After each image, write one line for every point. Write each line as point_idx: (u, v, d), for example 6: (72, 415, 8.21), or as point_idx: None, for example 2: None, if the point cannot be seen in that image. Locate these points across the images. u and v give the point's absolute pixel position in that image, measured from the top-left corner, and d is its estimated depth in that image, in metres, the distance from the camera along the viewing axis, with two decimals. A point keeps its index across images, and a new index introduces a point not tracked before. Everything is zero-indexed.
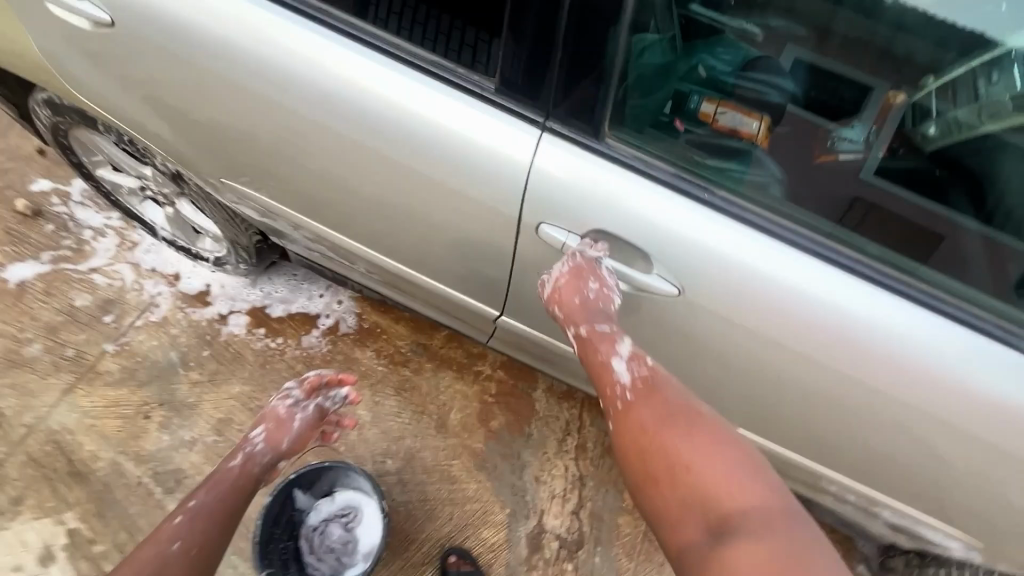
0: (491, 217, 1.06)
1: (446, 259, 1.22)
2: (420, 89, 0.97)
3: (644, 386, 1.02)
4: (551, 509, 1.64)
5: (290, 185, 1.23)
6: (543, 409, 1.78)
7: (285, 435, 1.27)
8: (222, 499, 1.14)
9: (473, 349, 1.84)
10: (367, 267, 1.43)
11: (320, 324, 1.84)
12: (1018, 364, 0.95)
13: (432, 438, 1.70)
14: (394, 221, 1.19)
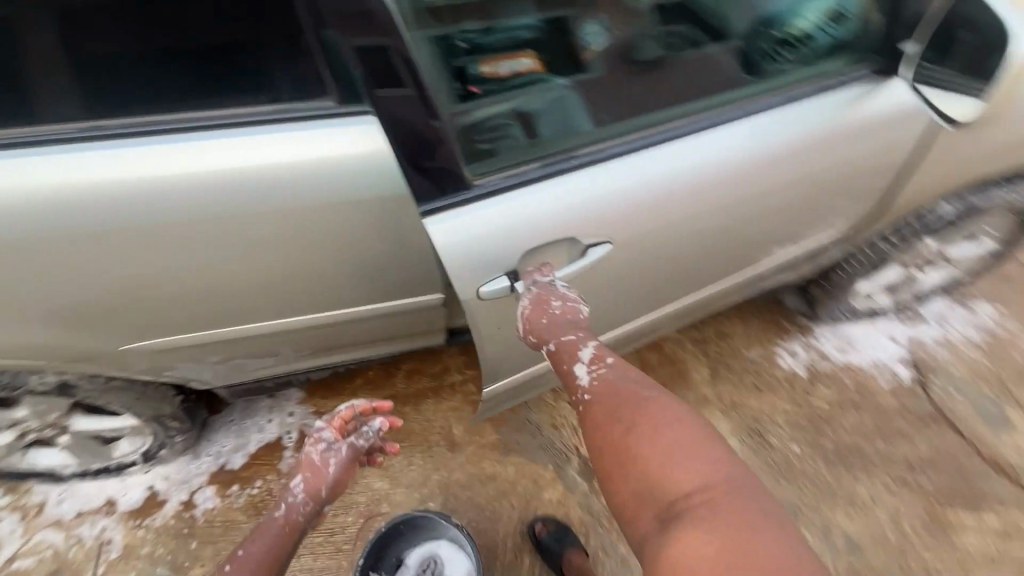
0: (393, 225, 1.13)
1: (370, 294, 1.28)
2: (278, 138, 0.98)
3: (604, 385, 1.00)
4: (580, 439, 1.78)
5: (195, 312, 1.19)
6: None
7: (324, 483, 1.12)
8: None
9: (435, 370, 1.92)
10: (300, 349, 1.42)
11: (287, 443, 1.78)
12: (797, 111, 1.21)
13: (453, 459, 1.75)
14: (308, 283, 1.21)
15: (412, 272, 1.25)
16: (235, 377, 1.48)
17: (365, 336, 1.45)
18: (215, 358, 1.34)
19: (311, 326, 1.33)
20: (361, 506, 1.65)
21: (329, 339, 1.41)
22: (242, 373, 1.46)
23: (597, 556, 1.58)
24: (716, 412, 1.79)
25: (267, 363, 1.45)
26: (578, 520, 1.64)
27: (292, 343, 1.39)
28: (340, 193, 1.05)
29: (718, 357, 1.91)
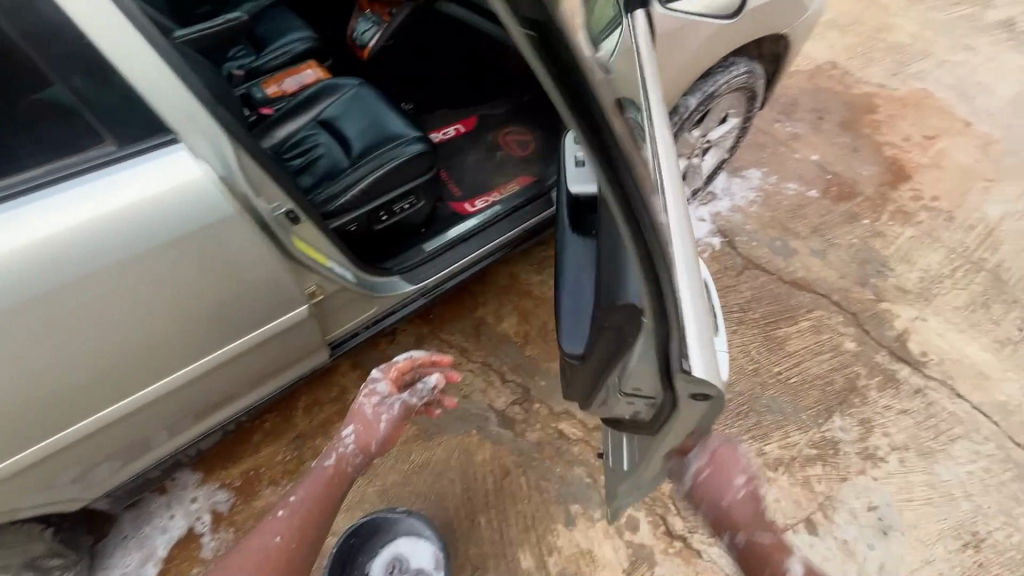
0: (223, 261, 1.14)
1: (228, 336, 1.27)
2: (66, 202, 0.97)
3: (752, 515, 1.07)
4: (492, 397, 1.91)
5: (32, 421, 1.09)
6: None
7: (371, 439, 1.28)
8: (279, 548, 1.15)
9: (332, 395, 1.90)
10: (173, 421, 1.36)
11: (201, 529, 1.65)
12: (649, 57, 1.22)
13: (382, 466, 1.76)
14: (155, 348, 1.17)
15: (264, 301, 1.26)
16: (106, 483, 1.36)
17: (239, 381, 1.41)
18: (78, 466, 1.25)
19: (175, 392, 1.28)
20: None
21: (202, 398, 1.37)
22: (116, 474, 1.36)
23: (541, 485, 1.72)
24: None
25: (141, 452, 1.36)
26: (514, 465, 1.77)
27: (161, 418, 1.33)
28: (151, 244, 1.04)
29: None
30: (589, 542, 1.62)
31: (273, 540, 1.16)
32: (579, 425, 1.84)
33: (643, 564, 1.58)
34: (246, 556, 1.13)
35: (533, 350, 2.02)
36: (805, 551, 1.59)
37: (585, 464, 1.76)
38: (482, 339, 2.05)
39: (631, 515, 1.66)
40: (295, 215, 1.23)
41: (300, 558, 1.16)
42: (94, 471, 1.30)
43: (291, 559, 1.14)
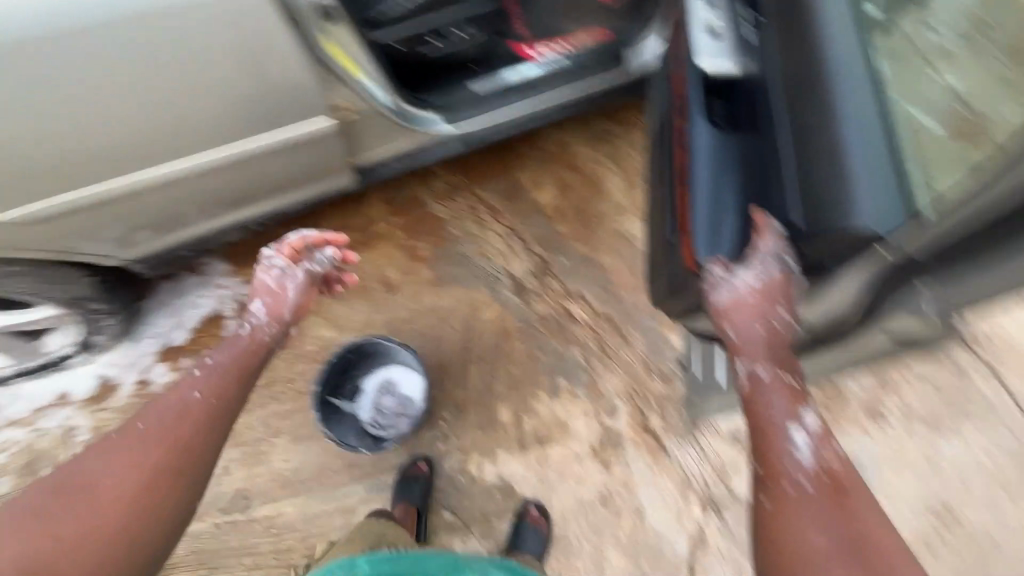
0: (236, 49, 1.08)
1: (248, 134, 1.27)
2: None
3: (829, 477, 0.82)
4: (510, 262, 1.89)
5: (54, 177, 1.15)
6: (446, 212, 1.96)
7: (284, 307, 1.18)
8: (194, 405, 0.99)
9: (359, 224, 1.93)
10: (201, 206, 1.43)
11: (226, 312, 1.81)
12: None
13: (393, 299, 1.84)
14: (173, 131, 1.17)
15: (283, 101, 1.21)
16: (142, 252, 1.50)
17: (263, 183, 1.44)
18: (117, 228, 1.36)
19: (199, 179, 1.33)
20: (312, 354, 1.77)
21: (227, 191, 1.41)
22: (149, 244, 1.48)
23: (535, 354, 1.77)
24: (631, 219, 1.93)
25: (173, 228, 1.47)
26: (516, 329, 1.80)
27: (190, 201, 1.39)
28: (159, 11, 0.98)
29: (631, 168, 2.00)
30: (566, 414, 1.70)
31: (186, 398, 0.99)
32: (587, 310, 1.82)
33: (611, 446, 1.66)
34: (150, 419, 0.96)
35: (564, 227, 1.94)
36: None
37: (582, 346, 1.77)
38: (515, 202, 1.98)
39: (613, 402, 1.71)
40: (326, 14, 1.12)
41: (216, 421, 0.99)
42: (128, 235, 1.41)
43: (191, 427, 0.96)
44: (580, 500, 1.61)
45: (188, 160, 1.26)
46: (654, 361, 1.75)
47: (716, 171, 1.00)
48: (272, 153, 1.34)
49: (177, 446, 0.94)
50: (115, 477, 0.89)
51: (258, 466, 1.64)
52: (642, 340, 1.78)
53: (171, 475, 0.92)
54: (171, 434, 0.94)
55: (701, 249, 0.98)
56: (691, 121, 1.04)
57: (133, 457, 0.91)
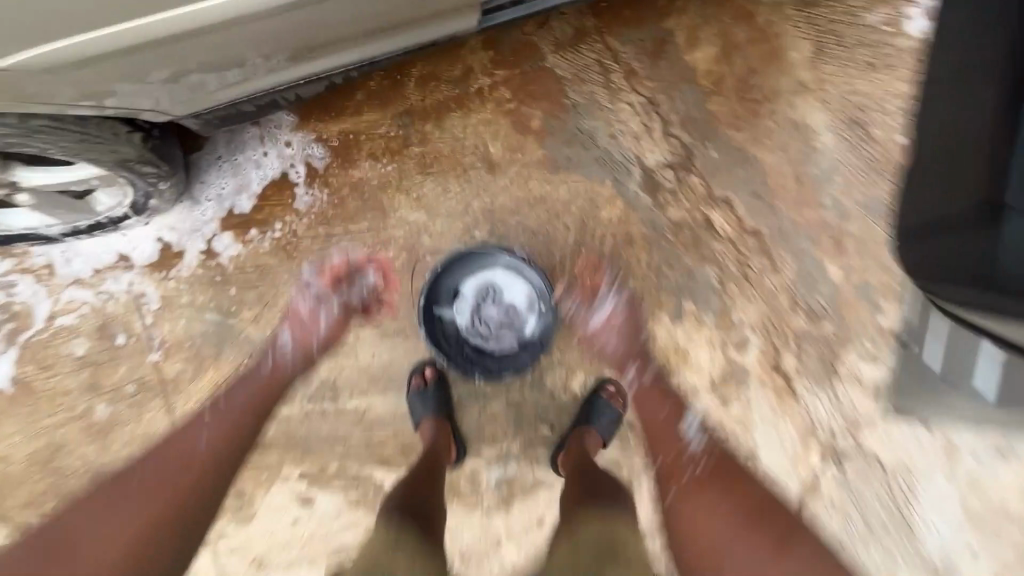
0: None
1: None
2: None
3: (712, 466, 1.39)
4: (644, 148, 1.49)
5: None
6: (568, 70, 1.50)
7: (313, 335, 1.46)
8: (207, 450, 1.37)
9: (454, 76, 1.50)
10: (276, 43, 1.01)
11: (296, 178, 1.52)
12: None
13: (495, 183, 1.50)
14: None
15: None
16: (199, 103, 1.11)
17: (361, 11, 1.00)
18: (166, 67, 0.95)
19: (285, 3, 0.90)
20: (399, 241, 1.51)
21: (315, 21, 0.99)
22: (209, 93, 1.08)
23: (661, 268, 1.48)
24: (808, 104, 1.48)
25: (237, 72, 1.05)
26: (642, 236, 1.49)
27: (264, 35, 0.97)
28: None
29: (825, 28, 1.48)
30: (687, 342, 1.48)
31: (192, 440, 1.38)
32: (732, 221, 1.48)
33: (733, 383, 1.48)
34: (228, 448, 1.37)
35: (719, 106, 1.49)
36: (905, 435, 1.45)
37: (718, 266, 1.48)
38: (660, 64, 1.49)
39: (745, 335, 1.47)
40: None
41: (239, 427, 1.39)
42: (183, 79, 1.01)
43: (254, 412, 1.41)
44: (690, 433, 1.48)
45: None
46: (802, 293, 1.47)
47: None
48: None
49: (241, 419, 1.40)
50: (145, 507, 1.29)
51: (345, 359, 1.51)
52: (793, 267, 1.47)
53: (222, 449, 1.37)
54: (213, 430, 1.38)
55: None
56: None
57: (135, 512, 1.29)
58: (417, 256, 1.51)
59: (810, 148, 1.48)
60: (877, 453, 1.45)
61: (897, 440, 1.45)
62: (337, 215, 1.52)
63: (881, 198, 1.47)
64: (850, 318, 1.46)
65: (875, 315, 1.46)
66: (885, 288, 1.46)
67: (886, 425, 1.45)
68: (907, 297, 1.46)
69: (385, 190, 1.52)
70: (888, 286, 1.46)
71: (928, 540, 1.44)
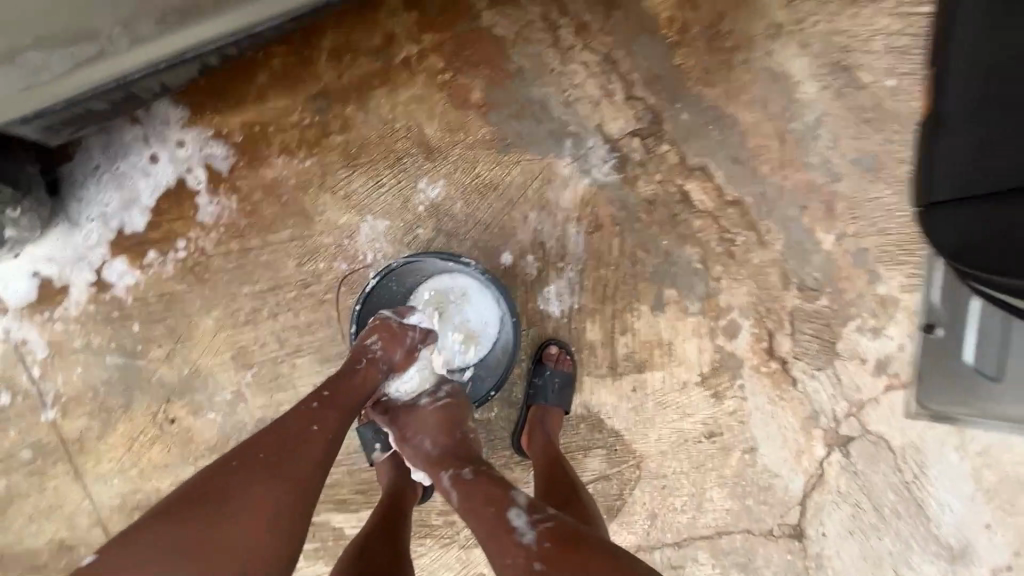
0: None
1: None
2: None
3: (473, 490, 0.96)
4: (605, 115, 1.29)
5: None
6: (508, 27, 1.27)
7: (398, 349, 1.09)
8: (311, 450, 0.89)
9: (373, 45, 1.26)
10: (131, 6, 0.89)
11: (194, 185, 1.26)
12: None
13: (436, 171, 1.28)
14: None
15: None
16: (50, 94, 0.99)
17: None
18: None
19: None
20: (329, 250, 1.28)
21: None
22: (62, 71, 0.94)
23: (637, 253, 1.30)
24: (788, 51, 1.29)
25: (89, 47, 0.93)
26: (611, 218, 1.29)
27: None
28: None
29: None
30: (671, 334, 1.31)
31: (305, 431, 0.91)
32: (711, 193, 1.30)
33: (725, 374, 1.32)
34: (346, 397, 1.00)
35: (684, 61, 1.29)
36: (913, 412, 1.32)
37: (699, 247, 1.30)
38: (614, 13, 1.28)
39: (734, 320, 1.31)
40: None
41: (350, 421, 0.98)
42: (23, 58, 0.87)
43: (339, 433, 0.94)
44: (682, 435, 1.32)
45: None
46: (794, 268, 1.30)
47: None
48: None
49: (331, 426, 0.94)
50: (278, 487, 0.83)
51: (279, 393, 1.29)
52: (781, 239, 1.30)
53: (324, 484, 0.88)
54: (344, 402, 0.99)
55: None
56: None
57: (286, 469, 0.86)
58: (352, 266, 1.28)
59: (791, 101, 1.30)
60: (884, 435, 1.32)
61: (905, 418, 1.32)
62: (251, 224, 1.28)
63: (873, 152, 1.30)
64: (847, 289, 1.31)
65: (874, 284, 1.31)
66: (882, 253, 1.30)
67: (891, 403, 1.32)
68: (908, 261, 1.30)
69: (306, 191, 1.28)
70: (887, 251, 1.30)
71: (942, 521, 1.33)
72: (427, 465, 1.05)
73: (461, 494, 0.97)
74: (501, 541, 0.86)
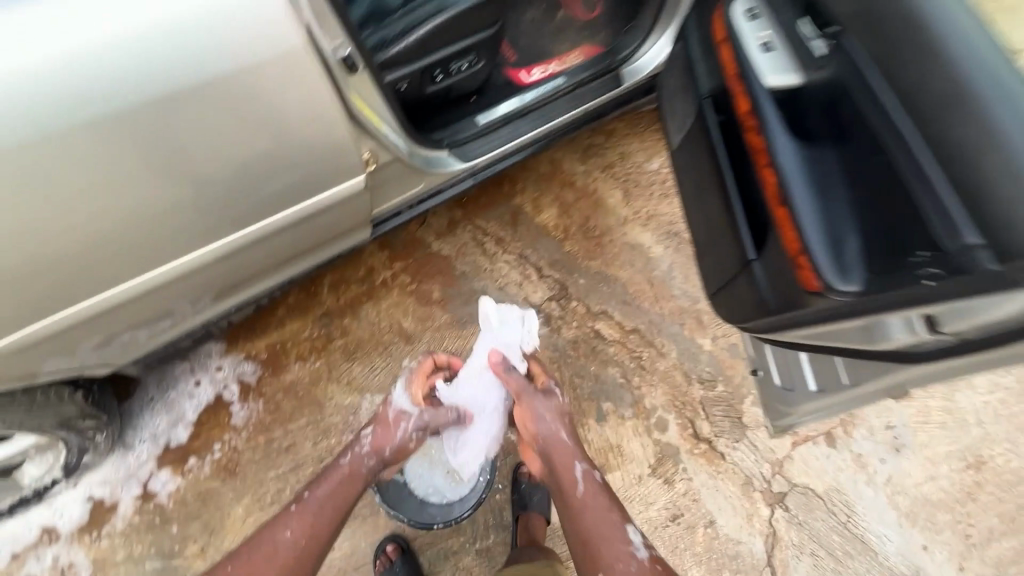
0: (248, 106, 0.88)
1: (266, 210, 1.09)
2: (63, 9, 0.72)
3: (590, 495, 1.20)
4: (527, 290, 1.84)
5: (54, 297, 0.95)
6: (451, 248, 1.87)
7: (389, 443, 1.28)
8: (290, 546, 1.11)
9: (359, 275, 1.80)
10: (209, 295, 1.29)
11: (229, 397, 1.63)
12: None
13: (415, 351, 1.73)
14: (163, 207, 0.94)
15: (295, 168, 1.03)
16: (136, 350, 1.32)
17: (259, 260, 1.27)
18: (103, 335, 1.15)
19: (216, 270, 1.19)
20: (338, 426, 1.62)
21: (228, 272, 1.25)
22: (144, 337, 1.29)
23: (574, 380, 1.71)
24: (637, 229, 1.95)
25: (167, 319, 1.29)
26: (549, 359, 1.74)
27: (185, 293, 1.21)
28: (141, 55, 0.76)
29: (626, 179, 2.02)
30: (617, 438, 1.66)
31: (284, 528, 1.14)
32: (615, 327, 1.80)
33: (669, 461, 1.64)
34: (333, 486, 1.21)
35: (572, 247, 1.91)
36: (821, 460, 1.65)
37: (618, 366, 1.75)
38: (519, 227, 1.93)
39: (661, 416, 1.69)
40: (353, 62, 0.98)
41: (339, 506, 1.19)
42: (117, 340, 1.22)
43: (322, 527, 1.15)
44: (651, 523, 1.57)
45: (195, 252, 1.08)
46: (691, 368, 1.75)
47: (819, 191, 0.83)
48: (275, 235, 1.19)
49: (317, 517, 1.15)
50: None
51: None
52: (674, 349, 1.78)
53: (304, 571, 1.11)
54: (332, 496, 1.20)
55: (824, 280, 0.80)
56: (768, 140, 0.90)
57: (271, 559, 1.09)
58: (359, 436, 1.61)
59: (649, 259, 1.91)
60: (808, 485, 1.62)
61: (818, 467, 1.64)
62: (274, 419, 1.62)
63: None
64: (734, 375, 1.75)
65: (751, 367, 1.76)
66: None
67: (803, 457, 1.65)
68: None
69: (318, 385, 1.67)
70: None
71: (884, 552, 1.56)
72: (555, 453, 1.26)
73: (580, 497, 1.20)
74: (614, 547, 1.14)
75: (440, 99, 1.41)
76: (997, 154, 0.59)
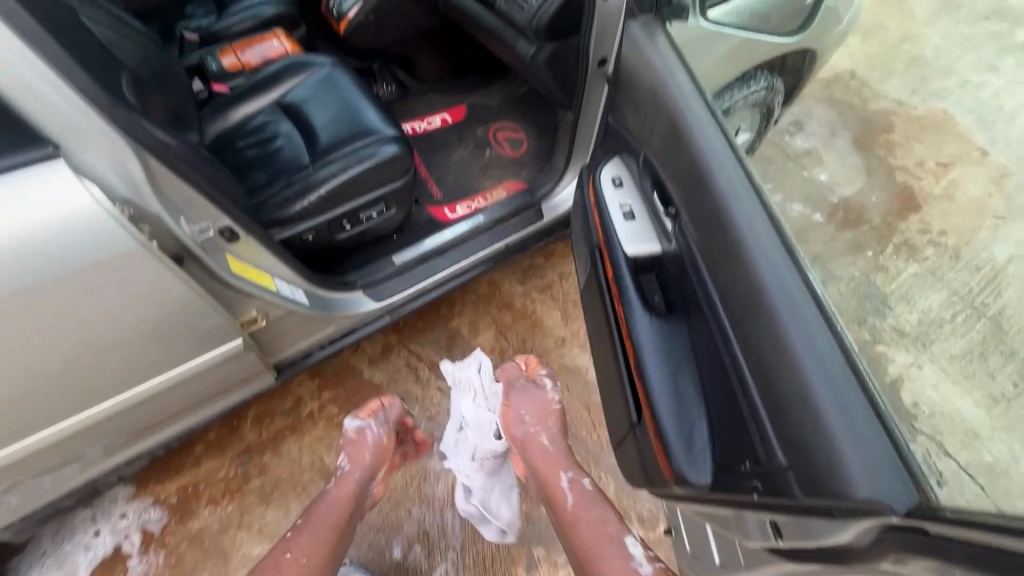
0: (110, 292, 0.85)
1: (148, 375, 1.05)
2: None
3: (579, 491, 1.18)
4: None
5: None
6: (383, 375, 1.83)
7: (364, 456, 1.33)
8: (290, 565, 1.11)
9: (285, 406, 1.76)
10: (90, 460, 1.20)
11: (128, 548, 1.52)
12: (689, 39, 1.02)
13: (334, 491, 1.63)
14: (27, 386, 0.90)
15: (161, 339, 0.99)
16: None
17: (184, 401, 1.20)
18: None
19: (88, 438, 1.11)
20: None
21: (149, 416, 1.17)
22: (48, 490, 1.19)
23: None
24: (575, 351, 1.92)
25: (73, 466, 1.18)
26: None
27: (100, 437, 1.14)
28: None
29: (564, 299, 2.02)
30: None
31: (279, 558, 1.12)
32: None
33: None
34: (333, 505, 1.25)
35: None
36: None
37: None
38: (454, 350, 1.90)
39: None
40: (231, 233, 1.02)
41: (327, 523, 1.20)
42: None
43: (322, 540, 1.17)
44: None
45: (116, 397, 1.05)
46: (629, 504, 1.64)
47: (671, 371, 0.81)
48: (153, 399, 1.12)
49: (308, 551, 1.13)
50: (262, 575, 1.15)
51: None
52: (612, 483, 1.68)
53: None
54: (326, 519, 1.21)
55: (682, 469, 0.77)
56: (628, 309, 0.91)
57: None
58: None
59: (588, 382, 1.86)
60: None
61: None
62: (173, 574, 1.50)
63: None
64: None
65: None
66: None
67: None
68: None
69: (226, 532, 1.56)
70: None
71: None
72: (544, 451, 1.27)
73: (573, 502, 1.17)
74: (616, 561, 1.04)
75: (353, 242, 1.46)
76: (791, 372, 0.60)
